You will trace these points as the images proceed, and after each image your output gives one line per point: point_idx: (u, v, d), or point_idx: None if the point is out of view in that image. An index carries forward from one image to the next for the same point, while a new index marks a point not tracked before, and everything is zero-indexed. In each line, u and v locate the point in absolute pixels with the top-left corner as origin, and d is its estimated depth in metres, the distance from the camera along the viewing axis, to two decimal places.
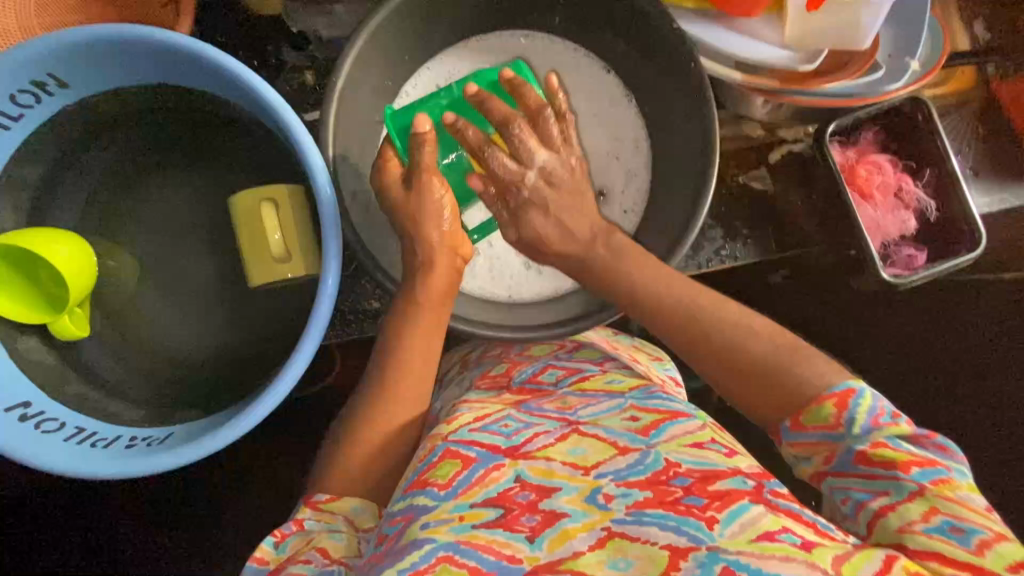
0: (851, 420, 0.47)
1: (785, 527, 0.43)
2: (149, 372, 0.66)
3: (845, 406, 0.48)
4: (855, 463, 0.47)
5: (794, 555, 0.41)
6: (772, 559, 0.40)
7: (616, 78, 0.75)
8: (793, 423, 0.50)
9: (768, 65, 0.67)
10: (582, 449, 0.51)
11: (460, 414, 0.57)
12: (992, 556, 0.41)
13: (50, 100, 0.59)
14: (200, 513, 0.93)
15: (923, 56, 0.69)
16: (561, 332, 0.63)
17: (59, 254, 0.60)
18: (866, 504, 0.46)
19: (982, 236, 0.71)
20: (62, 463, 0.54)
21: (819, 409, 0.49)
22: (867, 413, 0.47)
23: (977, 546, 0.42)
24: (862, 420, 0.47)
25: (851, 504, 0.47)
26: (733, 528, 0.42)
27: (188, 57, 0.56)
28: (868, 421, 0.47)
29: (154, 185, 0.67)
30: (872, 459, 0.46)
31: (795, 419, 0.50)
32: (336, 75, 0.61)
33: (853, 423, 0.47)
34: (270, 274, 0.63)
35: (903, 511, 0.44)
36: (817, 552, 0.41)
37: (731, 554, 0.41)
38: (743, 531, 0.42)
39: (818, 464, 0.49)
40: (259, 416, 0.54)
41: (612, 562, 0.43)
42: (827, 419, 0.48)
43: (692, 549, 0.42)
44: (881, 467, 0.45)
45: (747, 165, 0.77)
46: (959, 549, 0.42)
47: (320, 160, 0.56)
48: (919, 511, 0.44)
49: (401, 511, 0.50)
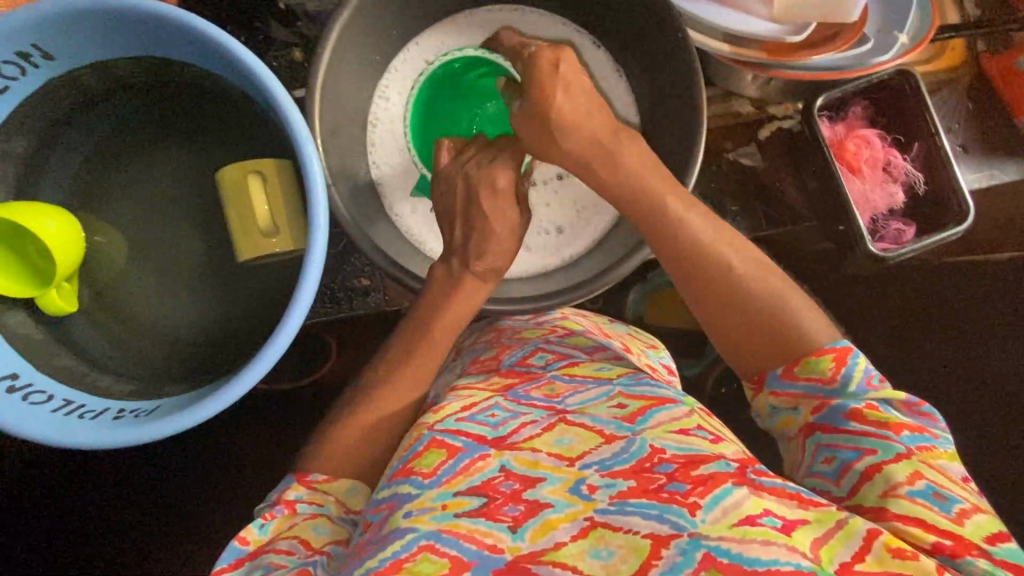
0: (848, 376, 0.51)
1: (766, 510, 0.43)
2: (138, 347, 0.67)
3: (844, 361, 0.51)
4: (848, 420, 0.50)
5: (773, 539, 0.41)
6: (753, 543, 0.40)
7: (606, 55, 0.74)
8: (787, 373, 0.53)
9: (755, 37, 0.67)
10: (568, 438, 0.50)
11: (447, 403, 0.54)
12: (970, 525, 0.44)
13: (35, 73, 0.59)
14: (194, 491, 0.94)
15: (913, 28, 0.69)
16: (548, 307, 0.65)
17: (47, 228, 0.61)
18: (852, 465, 0.48)
19: (969, 210, 0.70)
20: (49, 433, 0.55)
21: (817, 361, 0.52)
22: (863, 374, 0.51)
23: (957, 514, 0.44)
24: (859, 379, 0.51)
25: (835, 463, 0.50)
26: (717, 513, 0.42)
27: (171, 27, 0.56)
28: (863, 380, 0.51)
29: (143, 161, 0.67)
30: (865, 420, 0.49)
31: (790, 368, 0.53)
32: (323, 45, 0.61)
33: (849, 381, 0.51)
34: (257, 249, 0.63)
35: (891, 471, 0.47)
36: (796, 535, 0.41)
37: (712, 540, 0.41)
38: (726, 515, 0.42)
39: (807, 415, 0.52)
40: (246, 386, 0.55)
41: (595, 551, 0.42)
42: (824, 372, 0.51)
43: (674, 537, 0.42)
44: (873, 428, 0.48)
45: (739, 140, 0.79)
46: (940, 515, 0.44)
47: (305, 131, 0.56)
48: (905, 473, 0.46)
49: (383, 499, 0.49)
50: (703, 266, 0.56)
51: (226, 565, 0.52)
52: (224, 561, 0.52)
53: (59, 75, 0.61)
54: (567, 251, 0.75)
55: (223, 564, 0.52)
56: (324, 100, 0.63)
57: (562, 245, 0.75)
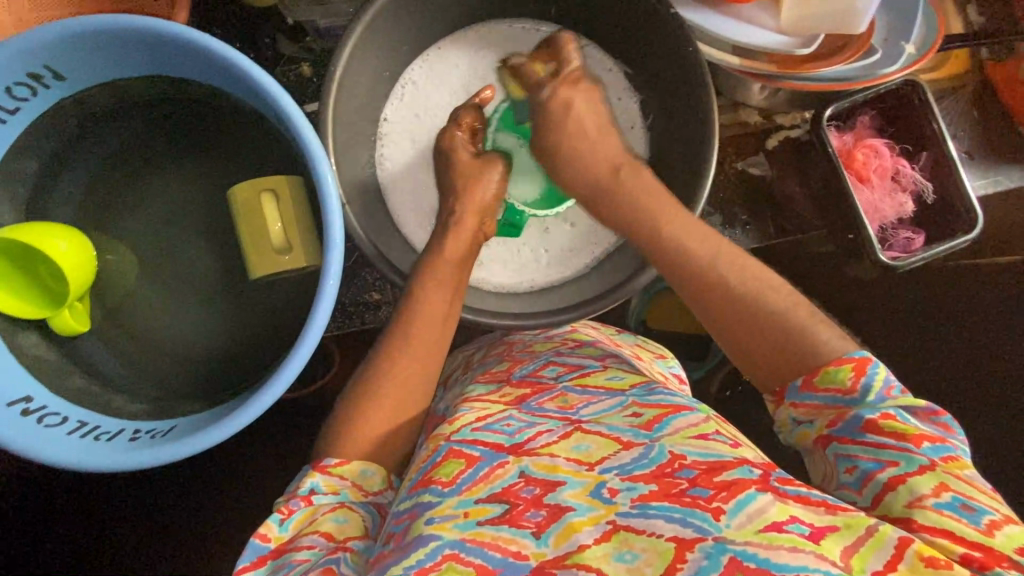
0: (868, 386, 0.46)
1: (793, 516, 0.40)
2: (151, 366, 0.66)
3: (863, 372, 0.47)
4: (864, 431, 0.45)
5: (802, 546, 0.38)
6: (780, 550, 0.38)
7: (621, 74, 0.75)
8: (805, 383, 0.49)
9: (764, 49, 0.67)
10: (586, 445, 0.49)
11: (461, 414, 0.54)
12: (1001, 537, 0.39)
13: (47, 93, 0.59)
14: (202, 504, 0.94)
15: (919, 39, 0.69)
16: (549, 321, 0.65)
17: (59, 248, 0.61)
18: (874, 476, 0.44)
19: (978, 216, 0.71)
20: (64, 455, 0.55)
21: (836, 371, 0.48)
22: (882, 383, 0.46)
23: (987, 526, 0.39)
24: (879, 389, 0.46)
25: (856, 474, 0.45)
26: (741, 519, 0.40)
27: (185, 47, 0.56)
28: (883, 390, 0.46)
29: (153, 179, 0.67)
30: (883, 430, 0.44)
31: (808, 380, 0.49)
32: (334, 63, 0.61)
33: (868, 391, 0.46)
34: (271, 265, 0.63)
35: (915, 483, 0.42)
36: (825, 543, 0.39)
37: (738, 545, 0.39)
38: (750, 521, 0.40)
39: (823, 427, 0.48)
40: (262, 406, 0.54)
41: (618, 554, 0.41)
42: (843, 382, 0.47)
43: (698, 541, 0.40)
44: (891, 438, 0.44)
45: (745, 151, 0.79)
46: (970, 528, 0.39)
47: (320, 149, 0.56)
48: (930, 485, 0.42)
49: (406, 509, 0.48)
50: (686, 235, 0.58)
51: (246, 565, 0.48)
52: (245, 560, 0.48)
53: (69, 95, 0.61)
54: (566, 270, 0.76)
55: (243, 563, 0.48)
56: (335, 117, 0.63)
57: (559, 268, 0.76)
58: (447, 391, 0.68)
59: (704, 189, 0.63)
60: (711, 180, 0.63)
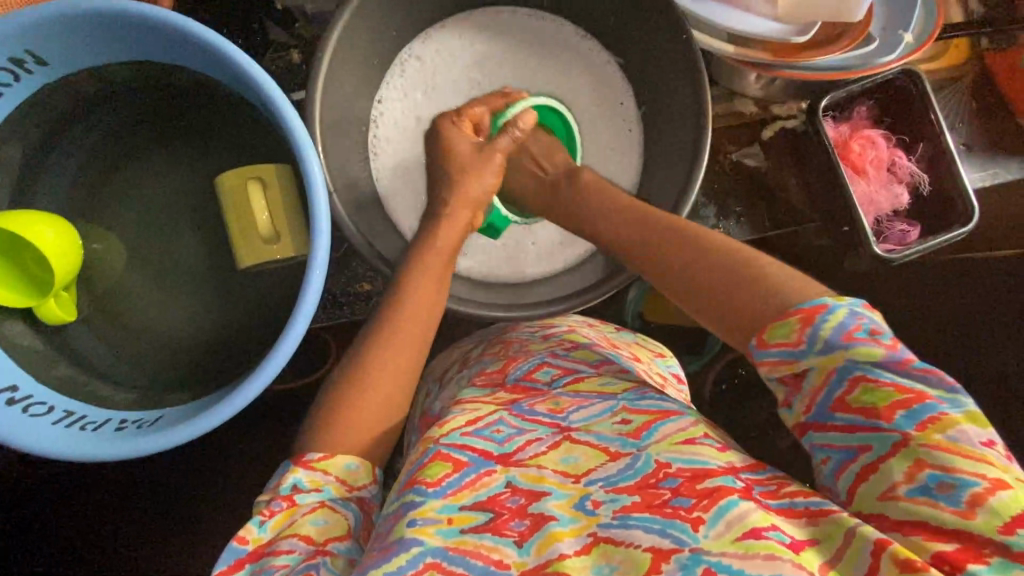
0: (816, 337, 0.41)
1: (774, 524, 0.40)
2: (140, 356, 0.66)
3: (810, 322, 0.42)
4: (833, 412, 0.41)
5: (779, 554, 0.38)
6: (756, 559, 0.38)
7: (619, 70, 0.75)
8: (759, 342, 0.45)
9: (761, 38, 0.67)
10: (574, 457, 0.49)
11: (451, 417, 0.53)
12: (984, 515, 0.36)
13: (29, 78, 0.58)
14: (195, 494, 0.94)
15: (918, 28, 0.68)
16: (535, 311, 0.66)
17: (44, 237, 0.60)
18: (848, 466, 0.41)
19: (974, 210, 0.70)
20: (49, 445, 0.55)
21: (783, 325, 0.43)
22: (838, 328, 0.41)
23: (967, 505, 0.36)
24: (830, 335, 0.41)
25: (831, 463, 0.42)
26: (719, 528, 0.40)
27: (169, 33, 0.55)
28: (838, 334, 0.41)
29: (140, 167, 0.66)
30: (851, 409, 0.41)
31: (760, 338, 0.44)
32: (323, 50, 0.60)
33: (817, 341, 0.42)
34: (259, 254, 0.62)
35: (888, 469, 0.39)
36: (805, 555, 0.39)
37: (714, 555, 0.39)
38: (729, 530, 0.40)
39: (795, 412, 0.44)
40: (249, 397, 0.54)
41: (596, 568, 0.41)
42: (790, 336, 0.43)
43: (675, 552, 0.40)
44: (860, 417, 0.40)
45: (739, 142, 0.78)
46: (947, 513, 0.37)
47: (308, 139, 0.55)
48: (903, 468, 0.38)
49: (393, 510, 0.47)
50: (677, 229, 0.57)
51: (224, 568, 0.48)
52: (222, 564, 0.48)
53: (53, 81, 0.60)
54: (556, 264, 0.76)
55: (220, 566, 0.48)
56: (324, 106, 0.62)
57: (548, 261, 0.76)
58: (441, 390, 0.67)
59: (695, 182, 0.62)
60: (705, 169, 0.62)
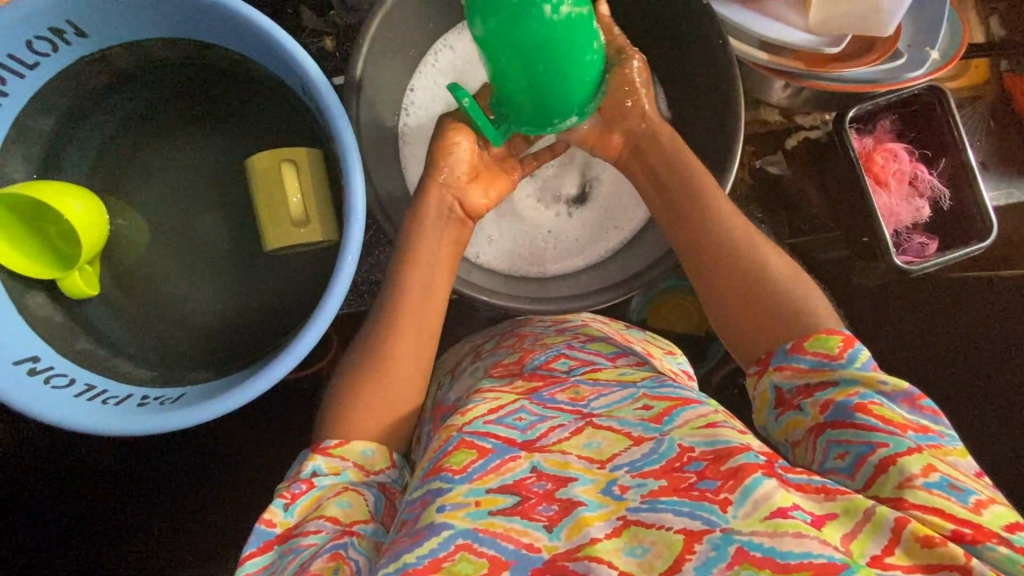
0: (853, 355, 0.49)
1: (796, 504, 0.40)
2: (158, 334, 0.65)
3: (851, 345, 0.49)
4: (855, 412, 0.45)
5: (806, 531, 0.38)
6: (785, 536, 0.38)
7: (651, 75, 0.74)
8: (795, 347, 0.51)
9: (792, 47, 0.68)
10: (597, 442, 0.49)
11: (474, 405, 0.54)
12: (987, 515, 0.40)
13: (68, 50, 0.59)
14: (196, 478, 0.93)
15: (942, 48, 0.70)
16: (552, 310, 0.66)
17: (73, 209, 0.60)
18: (867, 458, 0.44)
19: (993, 225, 0.72)
20: (69, 416, 0.54)
21: (825, 339, 0.50)
22: (868, 359, 0.49)
23: (974, 504, 0.40)
24: (863, 361, 0.48)
25: (849, 459, 0.45)
26: (747, 507, 0.40)
27: (216, 14, 0.56)
28: (867, 364, 0.48)
29: (168, 144, 0.66)
30: (870, 411, 0.45)
31: (799, 343, 0.51)
32: (364, 38, 0.61)
33: (854, 359, 0.49)
34: (288, 237, 0.62)
35: (904, 463, 0.42)
36: (826, 530, 0.39)
37: (745, 535, 0.39)
38: (757, 509, 0.40)
39: (815, 413, 0.48)
40: (274, 377, 0.54)
41: (629, 549, 0.41)
42: (830, 348, 0.50)
43: (706, 532, 0.40)
44: (881, 420, 0.44)
45: (765, 150, 0.81)
46: (958, 506, 0.40)
47: (345, 123, 0.55)
48: (920, 465, 0.42)
49: (417, 497, 0.48)
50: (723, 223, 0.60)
51: (252, 551, 0.48)
52: (250, 546, 0.48)
53: (90, 54, 0.61)
54: (577, 262, 0.76)
55: (251, 548, 0.48)
56: (361, 92, 0.63)
57: (568, 258, 0.77)
58: (455, 381, 0.67)
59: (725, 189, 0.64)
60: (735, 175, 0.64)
